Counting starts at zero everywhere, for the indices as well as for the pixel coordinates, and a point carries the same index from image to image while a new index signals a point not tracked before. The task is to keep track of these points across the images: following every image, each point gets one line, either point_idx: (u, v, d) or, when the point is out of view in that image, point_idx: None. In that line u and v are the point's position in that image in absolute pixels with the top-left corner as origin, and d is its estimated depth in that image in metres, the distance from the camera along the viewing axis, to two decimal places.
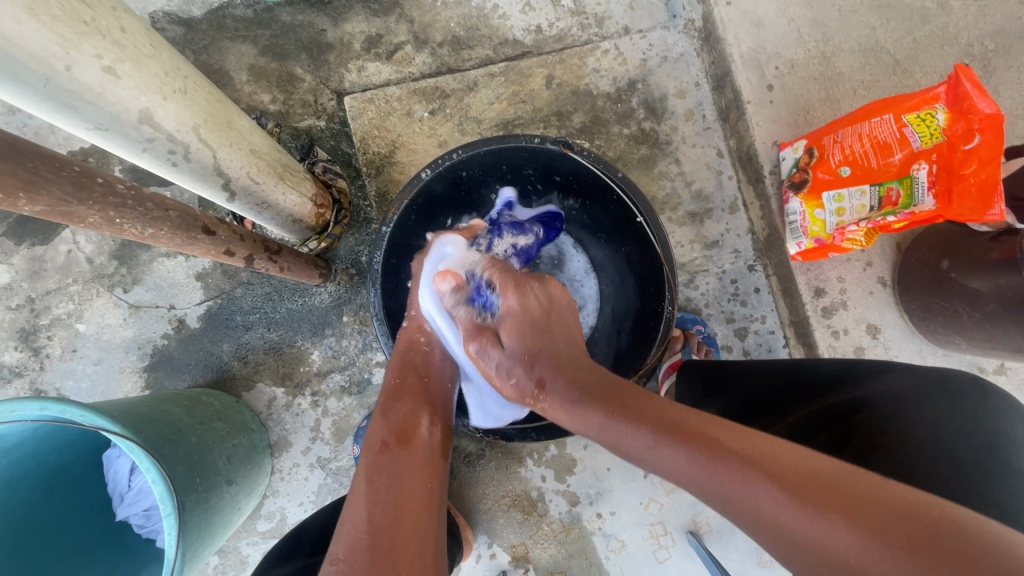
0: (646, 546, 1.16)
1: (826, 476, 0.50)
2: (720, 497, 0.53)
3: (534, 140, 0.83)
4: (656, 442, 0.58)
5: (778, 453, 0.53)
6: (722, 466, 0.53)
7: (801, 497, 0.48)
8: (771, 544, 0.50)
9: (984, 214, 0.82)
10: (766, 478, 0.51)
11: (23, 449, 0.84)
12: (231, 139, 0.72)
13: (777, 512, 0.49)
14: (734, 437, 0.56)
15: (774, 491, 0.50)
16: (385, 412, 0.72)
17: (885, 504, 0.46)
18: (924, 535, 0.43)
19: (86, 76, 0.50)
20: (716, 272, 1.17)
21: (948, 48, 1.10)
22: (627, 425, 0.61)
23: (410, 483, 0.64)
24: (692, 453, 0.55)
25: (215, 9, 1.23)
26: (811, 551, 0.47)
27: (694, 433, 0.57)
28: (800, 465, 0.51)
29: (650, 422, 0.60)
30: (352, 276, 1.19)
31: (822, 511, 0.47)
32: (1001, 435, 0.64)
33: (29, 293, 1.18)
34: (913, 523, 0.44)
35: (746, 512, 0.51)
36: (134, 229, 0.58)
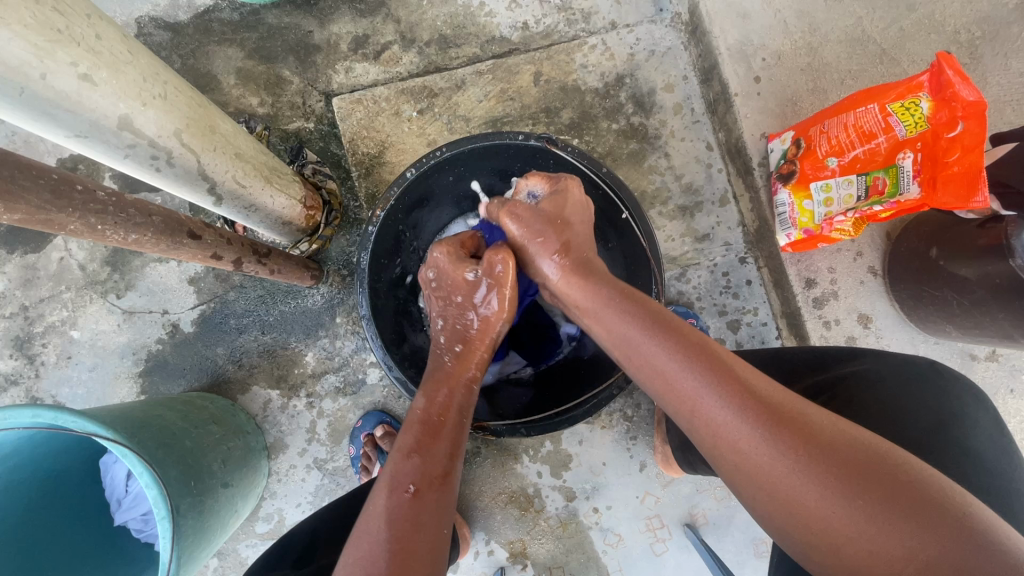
0: (642, 539, 1.17)
1: (790, 408, 0.52)
2: (686, 402, 0.55)
3: (519, 137, 0.83)
4: (649, 334, 0.60)
5: (758, 378, 0.55)
6: (700, 371, 0.55)
7: (763, 422, 0.51)
8: (717, 455, 0.54)
9: (970, 202, 0.83)
10: (739, 395, 0.53)
11: (20, 455, 0.84)
12: (215, 144, 0.72)
13: (737, 427, 0.52)
14: (725, 354, 0.57)
15: (742, 411, 0.52)
16: (418, 449, 0.65)
17: (842, 444, 0.49)
18: (871, 477, 0.47)
19: (62, 84, 0.50)
20: (708, 265, 1.17)
21: (935, 36, 1.10)
22: (622, 323, 0.63)
23: (429, 537, 0.58)
24: (676, 355, 0.57)
25: (202, 13, 1.23)
26: (754, 467, 0.51)
27: (685, 338, 0.58)
28: (774, 393, 0.54)
29: (643, 319, 0.61)
30: (344, 276, 1.19)
31: (781, 435, 0.50)
32: (956, 416, 0.64)
33: (23, 301, 1.18)
34: (865, 467, 0.48)
35: (705, 421, 0.54)
36: (117, 235, 0.58)
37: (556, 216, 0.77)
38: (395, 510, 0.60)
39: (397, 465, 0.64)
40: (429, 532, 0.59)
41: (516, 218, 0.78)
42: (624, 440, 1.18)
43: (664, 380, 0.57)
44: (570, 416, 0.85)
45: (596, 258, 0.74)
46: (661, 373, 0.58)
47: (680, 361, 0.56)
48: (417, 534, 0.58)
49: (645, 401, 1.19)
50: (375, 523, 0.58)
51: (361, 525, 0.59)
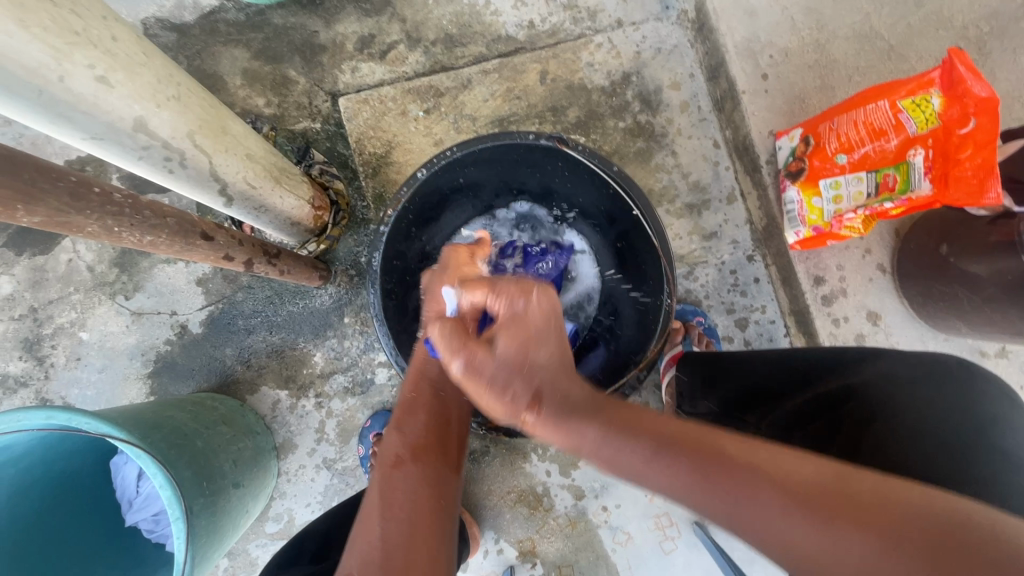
0: (651, 537, 1.17)
1: (828, 488, 0.47)
2: (730, 516, 0.49)
3: (529, 136, 0.83)
4: (658, 454, 0.54)
5: (777, 462, 0.50)
6: (726, 482, 0.50)
7: (808, 515, 0.46)
8: (794, 565, 0.47)
9: (981, 199, 0.81)
10: (777, 492, 0.48)
11: (32, 457, 0.84)
12: (227, 145, 0.72)
13: (792, 533, 0.46)
14: (738, 449, 0.52)
15: (783, 510, 0.47)
16: (400, 426, 0.68)
17: (902, 512, 0.43)
18: (953, 539, 0.40)
19: (79, 86, 0.50)
20: (716, 263, 1.17)
21: (943, 32, 1.10)
22: (627, 445, 0.56)
23: (426, 504, 0.62)
24: (688, 473, 0.52)
25: (208, 14, 1.23)
26: (832, 572, 0.44)
27: (692, 445, 0.53)
28: (809, 476, 0.48)
29: (647, 438, 0.55)
30: (351, 277, 1.20)
31: (838, 523, 0.44)
32: (989, 419, 0.64)
33: (31, 303, 1.19)
34: (940, 529, 0.41)
35: (758, 533, 0.48)
36: (133, 237, 0.58)
37: (517, 362, 0.63)
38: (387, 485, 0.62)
39: (386, 442, 0.67)
40: (423, 501, 0.62)
41: (470, 365, 0.64)
42: None
43: (695, 504, 0.52)
44: None
45: (578, 388, 0.62)
46: (687, 499, 0.52)
47: (695, 478, 0.51)
48: (416, 507, 0.61)
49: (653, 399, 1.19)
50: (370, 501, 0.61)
51: (363, 509, 0.62)
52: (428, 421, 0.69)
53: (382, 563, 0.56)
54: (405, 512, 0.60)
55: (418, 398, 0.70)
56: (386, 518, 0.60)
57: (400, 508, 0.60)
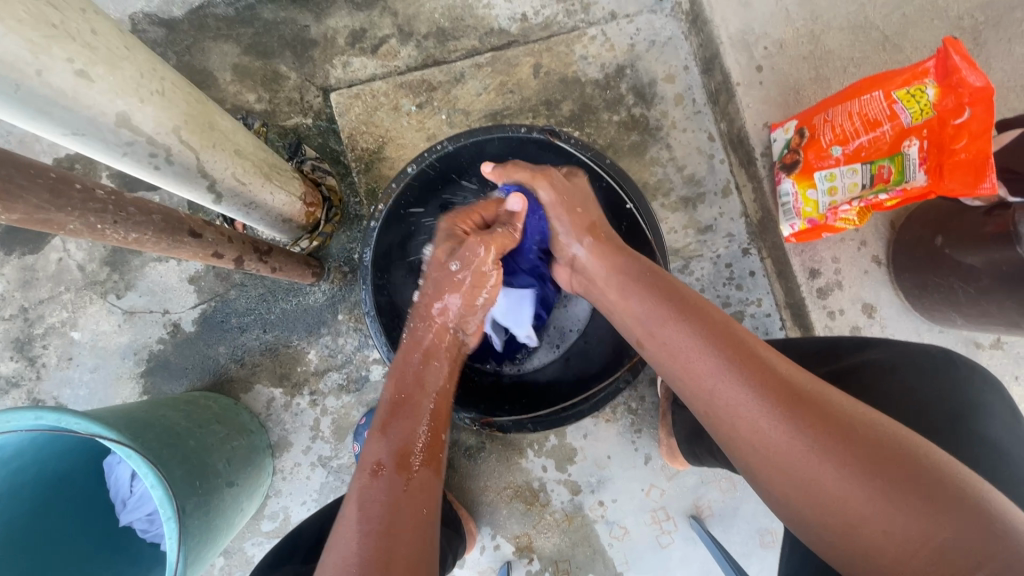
0: (647, 531, 1.17)
1: (811, 390, 0.53)
2: (702, 379, 0.57)
3: (521, 130, 0.82)
4: (678, 319, 0.61)
5: (780, 361, 0.56)
6: (720, 353, 0.57)
7: (777, 399, 0.52)
8: (734, 439, 0.54)
9: (976, 188, 0.81)
10: (758, 375, 0.54)
11: (24, 458, 0.84)
12: (214, 140, 0.71)
13: (755, 408, 0.53)
14: (752, 339, 0.58)
15: (759, 389, 0.53)
16: (385, 430, 0.66)
17: (861, 425, 0.49)
18: (897, 462, 0.47)
19: (58, 80, 0.49)
20: (711, 256, 1.16)
21: (938, 22, 1.09)
22: (655, 307, 0.64)
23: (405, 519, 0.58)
24: (696, 338, 0.59)
25: (196, 8, 1.21)
26: (770, 448, 0.51)
27: (708, 319, 0.60)
28: (797, 376, 0.54)
29: (674, 306, 0.63)
30: (345, 273, 1.19)
31: (798, 410, 0.51)
32: (976, 405, 0.64)
33: (21, 303, 1.18)
34: (885, 449, 0.47)
35: (720, 400, 0.55)
36: (117, 235, 0.57)
37: (587, 199, 0.81)
38: (370, 491, 0.60)
39: (369, 448, 0.65)
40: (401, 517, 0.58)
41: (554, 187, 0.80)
42: (629, 433, 1.18)
43: (682, 359, 0.59)
44: (577, 410, 0.85)
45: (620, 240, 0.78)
46: (679, 353, 0.60)
47: (698, 343, 0.59)
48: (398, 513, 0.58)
49: (649, 394, 1.19)
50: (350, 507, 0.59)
51: (340, 516, 0.59)
52: (415, 432, 0.67)
53: None
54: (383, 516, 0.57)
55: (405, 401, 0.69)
56: (364, 521, 0.57)
57: (376, 509, 0.58)
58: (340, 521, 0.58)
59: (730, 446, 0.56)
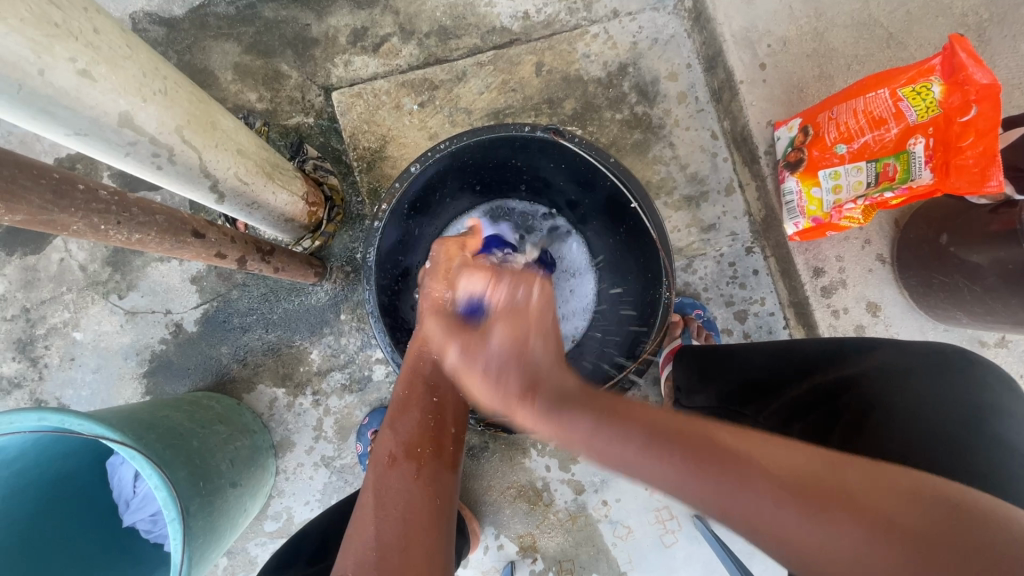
0: (651, 531, 1.17)
1: (824, 478, 0.45)
2: (717, 509, 0.47)
3: (525, 129, 0.82)
4: (650, 442, 0.51)
5: (772, 455, 0.48)
6: (716, 472, 0.48)
7: (801, 505, 0.44)
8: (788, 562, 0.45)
9: (983, 186, 0.81)
10: (768, 486, 0.46)
11: (27, 459, 0.83)
12: (217, 140, 0.71)
13: (788, 525, 0.44)
14: (731, 439, 0.50)
15: (779, 501, 0.45)
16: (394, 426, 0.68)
17: (897, 507, 0.42)
18: (942, 536, 0.40)
19: (60, 80, 0.49)
20: (715, 255, 1.16)
21: (942, 19, 1.08)
22: (618, 432, 0.53)
23: (417, 511, 0.62)
24: (682, 465, 0.49)
25: (197, 7, 1.20)
26: (829, 566, 0.42)
27: (681, 435, 0.51)
28: (802, 469, 0.46)
29: (635, 424, 0.53)
30: (347, 273, 1.18)
31: (829, 515, 0.43)
32: (992, 408, 0.63)
33: (23, 303, 1.17)
34: (934, 527, 0.40)
35: (750, 525, 0.46)
36: (121, 235, 0.57)
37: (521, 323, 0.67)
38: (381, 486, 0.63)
39: (381, 442, 0.67)
40: (415, 503, 0.62)
41: (469, 355, 0.66)
42: None
43: (683, 495, 0.49)
44: None
45: (572, 382, 0.60)
46: (676, 489, 0.49)
47: (688, 469, 0.49)
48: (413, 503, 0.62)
49: (652, 393, 1.18)
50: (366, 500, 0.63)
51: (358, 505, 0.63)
52: (422, 420, 0.69)
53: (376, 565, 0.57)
54: (400, 512, 0.61)
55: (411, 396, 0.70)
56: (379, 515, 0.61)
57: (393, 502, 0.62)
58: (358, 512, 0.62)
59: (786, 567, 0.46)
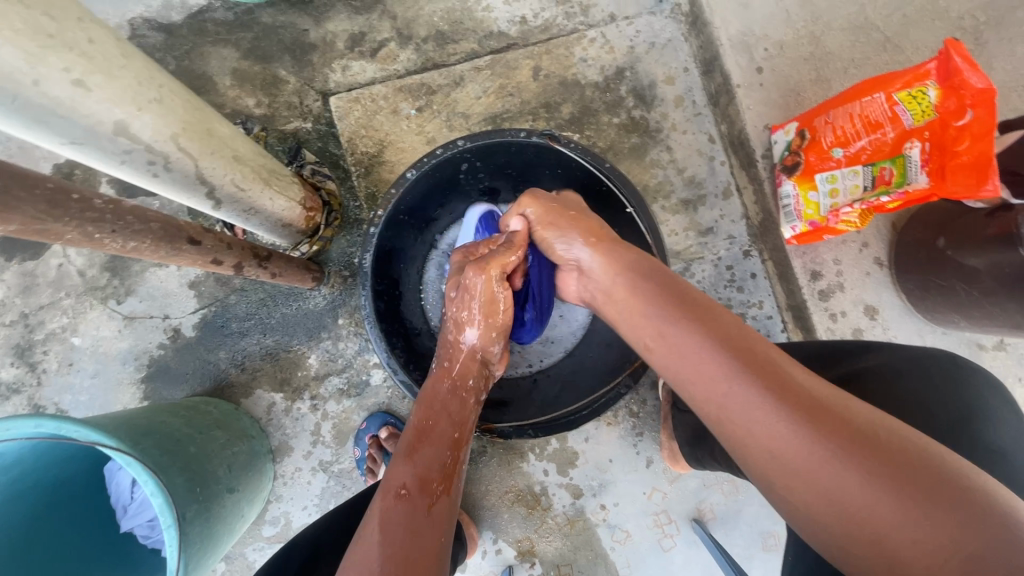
0: (650, 535, 1.16)
1: (824, 394, 0.51)
2: (715, 389, 0.55)
3: (521, 135, 0.82)
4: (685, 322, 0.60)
5: (792, 366, 0.55)
6: (734, 357, 0.55)
7: (791, 402, 0.50)
8: (750, 446, 0.51)
9: (979, 191, 0.79)
10: (773, 381, 0.52)
11: (24, 465, 0.84)
12: (213, 147, 0.71)
13: (770, 414, 0.50)
14: (762, 343, 0.57)
15: (773, 395, 0.51)
16: (412, 455, 0.67)
17: (879, 430, 0.48)
18: (918, 470, 0.44)
19: (55, 90, 0.49)
20: (712, 259, 1.16)
21: (939, 22, 1.08)
22: (659, 310, 0.63)
23: (423, 545, 0.58)
24: (705, 341, 0.57)
25: (196, 13, 1.21)
26: (788, 453, 0.49)
27: (717, 325, 0.59)
28: (811, 382, 0.53)
29: (680, 308, 0.62)
30: (345, 277, 1.19)
31: (812, 417, 0.49)
32: (979, 412, 0.63)
33: (22, 309, 1.18)
34: (904, 454, 0.45)
35: (735, 409, 0.53)
36: (115, 244, 0.57)
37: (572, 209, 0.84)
38: (389, 515, 0.60)
39: (394, 471, 0.66)
40: (423, 539, 0.59)
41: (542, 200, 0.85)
42: (631, 437, 1.18)
43: (695, 364, 0.57)
44: (571, 420, 0.85)
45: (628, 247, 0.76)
46: (692, 358, 0.57)
47: (709, 346, 0.57)
48: (414, 539, 0.58)
49: (650, 397, 1.18)
50: (370, 528, 0.59)
51: (359, 533, 0.59)
52: (438, 454, 0.69)
53: None
54: (405, 544, 0.58)
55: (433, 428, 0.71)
56: (384, 549, 0.56)
57: (399, 535, 0.58)
58: (361, 540, 0.58)
59: (745, 458, 0.52)
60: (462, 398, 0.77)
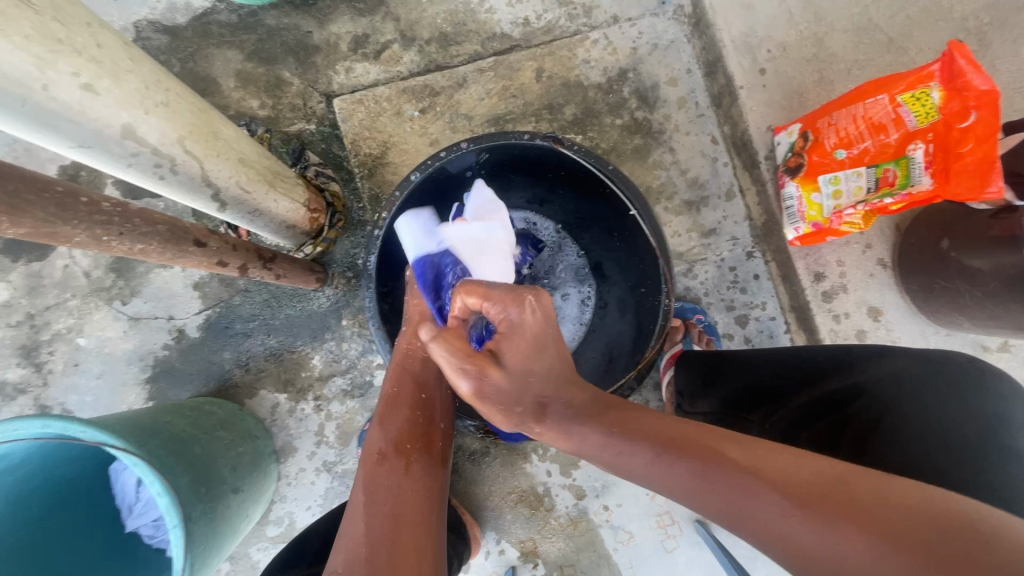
0: (653, 536, 1.16)
1: (822, 479, 0.47)
2: (724, 513, 0.49)
3: (525, 136, 0.82)
4: (658, 454, 0.54)
5: (778, 457, 0.50)
6: (721, 475, 0.50)
7: (797, 505, 0.46)
8: (793, 565, 0.45)
9: (983, 192, 0.81)
10: (770, 487, 0.48)
11: (29, 466, 0.84)
12: (219, 150, 0.72)
13: (786, 528, 0.45)
14: (737, 448, 0.52)
15: (779, 503, 0.46)
16: (384, 422, 0.71)
17: (896, 508, 0.43)
18: (955, 543, 0.39)
19: (63, 94, 0.49)
20: (715, 260, 1.16)
21: (942, 23, 1.08)
22: (628, 449, 0.56)
23: (408, 500, 0.64)
24: (687, 471, 0.52)
25: (200, 15, 1.22)
26: (830, 571, 0.43)
27: (687, 444, 0.54)
28: (802, 471, 0.48)
29: (645, 436, 0.56)
30: (349, 279, 1.19)
31: (827, 518, 0.44)
32: (1001, 417, 0.64)
33: (28, 310, 1.18)
34: (934, 528, 0.40)
35: (757, 531, 0.47)
36: (123, 246, 0.57)
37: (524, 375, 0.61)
38: (374, 481, 0.65)
39: (372, 439, 0.70)
40: (409, 493, 0.65)
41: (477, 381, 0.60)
42: None
43: (695, 500, 0.51)
44: None
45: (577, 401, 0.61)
46: (687, 494, 0.51)
47: (693, 477, 0.51)
48: (403, 496, 0.64)
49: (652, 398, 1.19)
50: (357, 493, 0.64)
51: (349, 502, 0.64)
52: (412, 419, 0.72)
53: (368, 559, 0.57)
54: (389, 507, 0.62)
55: (402, 394, 0.73)
56: (372, 511, 0.62)
57: (384, 499, 0.63)
58: (349, 507, 0.64)
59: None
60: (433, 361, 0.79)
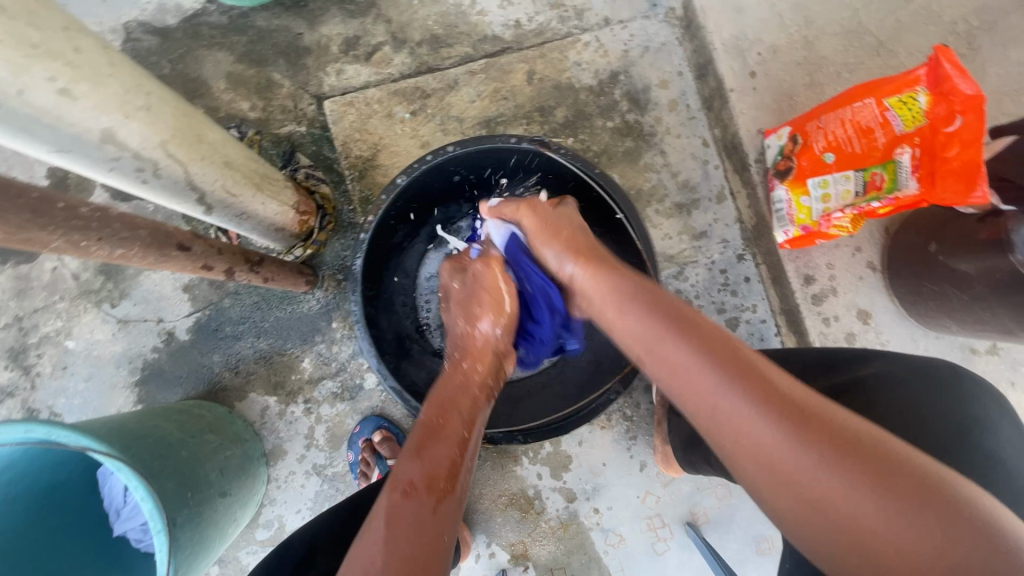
0: (643, 538, 1.16)
1: (809, 402, 0.51)
2: (704, 397, 0.54)
3: (511, 140, 0.81)
4: (668, 334, 0.59)
5: (780, 376, 0.54)
6: (721, 364, 0.54)
7: (782, 414, 0.49)
8: (740, 453, 0.51)
9: (968, 197, 0.79)
10: (762, 389, 0.51)
11: (15, 469, 0.85)
12: (202, 154, 0.71)
13: (760, 426, 0.50)
14: (747, 352, 0.56)
15: (764, 405, 0.50)
16: (421, 452, 0.65)
17: (869, 442, 0.47)
18: (908, 483, 0.45)
19: (39, 99, 0.49)
20: (706, 262, 1.16)
21: (932, 27, 1.09)
22: (644, 324, 0.61)
23: (429, 539, 0.58)
24: (692, 348, 0.56)
25: (190, 17, 1.21)
26: (779, 463, 0.48)
27: (697, 332, 0.58)
28: (798, 391, 0.52)
29: (662, 316, 0.61)
30: (339, 281, 1.19)
31: (804, 429, 0.48)
32: (976, 421, 0.64)
33: (16, 312, 1.18)
34: (900, 472, 0.45)
35: (726, 418, 0.52)
36: (102, 250, 0.57)
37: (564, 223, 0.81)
38: (396, 509, 0.59)
39: (401, 467, 0.64)
40: (427, 529, 0.59)
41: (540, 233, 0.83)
42: (624, 440, 1.18)
43: (683, 375, 0.56)
44: (560, 426, 0.86)
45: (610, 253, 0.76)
46: (679, 369, 0.56)
47: (695, 354, 0.56)
48: (421, 536, 0.58)
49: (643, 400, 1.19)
50: (376, 522, 0.58)
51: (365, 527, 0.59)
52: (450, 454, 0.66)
53: None
54: (411, 536, 0.57)
55: (444, 425, 0.69)
56: (388, 537, 0.57)
57: (402, 527, 0.58)
58: (366, 531, 0.58)
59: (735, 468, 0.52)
60: (472, 395, 0.75)
